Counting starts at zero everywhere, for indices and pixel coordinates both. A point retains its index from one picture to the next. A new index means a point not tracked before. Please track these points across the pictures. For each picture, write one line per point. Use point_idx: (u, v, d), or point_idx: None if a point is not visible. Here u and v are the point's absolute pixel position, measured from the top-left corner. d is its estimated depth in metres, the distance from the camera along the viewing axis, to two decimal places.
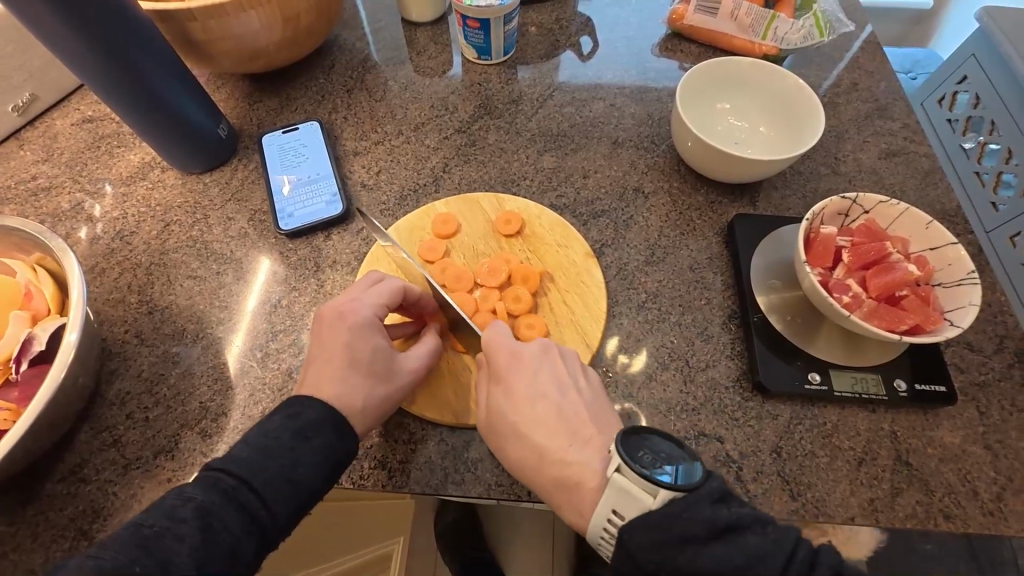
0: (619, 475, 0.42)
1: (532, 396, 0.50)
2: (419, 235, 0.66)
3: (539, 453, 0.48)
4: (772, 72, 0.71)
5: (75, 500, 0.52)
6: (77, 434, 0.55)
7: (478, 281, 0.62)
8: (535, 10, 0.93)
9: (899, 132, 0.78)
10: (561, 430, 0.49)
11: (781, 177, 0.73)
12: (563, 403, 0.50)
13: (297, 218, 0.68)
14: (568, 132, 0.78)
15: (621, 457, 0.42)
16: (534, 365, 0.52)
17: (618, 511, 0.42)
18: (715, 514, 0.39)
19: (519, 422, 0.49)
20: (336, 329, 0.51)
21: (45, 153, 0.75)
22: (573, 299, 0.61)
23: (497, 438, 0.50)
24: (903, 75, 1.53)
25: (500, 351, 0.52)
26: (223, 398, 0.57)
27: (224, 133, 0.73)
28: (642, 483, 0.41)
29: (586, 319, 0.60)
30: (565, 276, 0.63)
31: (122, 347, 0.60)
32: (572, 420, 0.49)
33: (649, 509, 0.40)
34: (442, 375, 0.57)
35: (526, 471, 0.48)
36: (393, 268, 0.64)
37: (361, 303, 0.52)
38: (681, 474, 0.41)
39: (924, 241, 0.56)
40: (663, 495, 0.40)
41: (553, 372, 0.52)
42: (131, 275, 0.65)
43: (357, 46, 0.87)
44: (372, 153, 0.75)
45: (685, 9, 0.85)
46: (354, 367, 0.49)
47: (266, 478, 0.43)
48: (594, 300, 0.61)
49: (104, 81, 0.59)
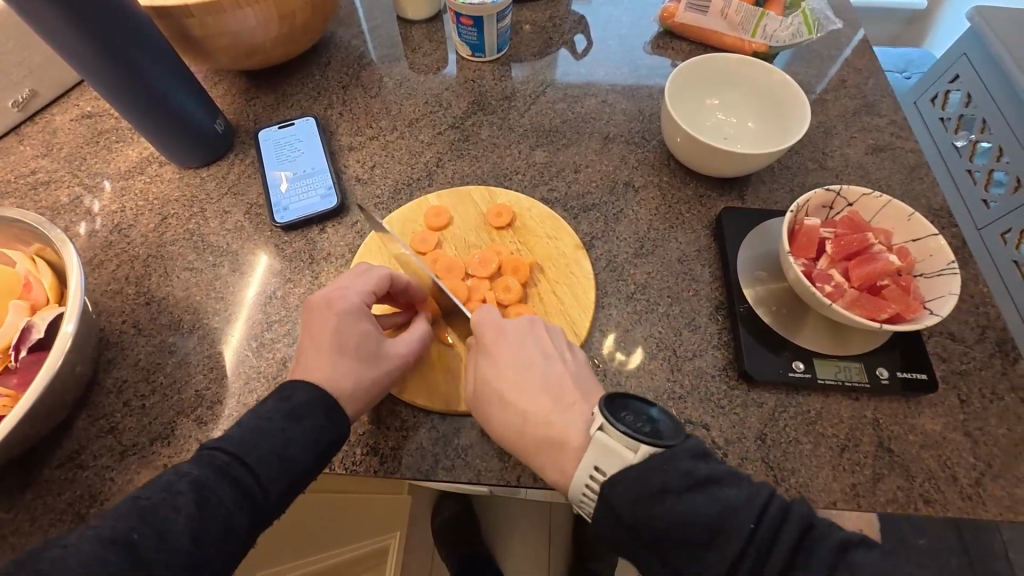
0: (602, 433, 0.44)
1: (518, 366, 0.51)
2: (410, 227, 0.67)
3: (523, 418, 0.49)
4: (760, 68, 0.72)
5: (73, 485, 0.53)
6: (76, 421, 0.56)
7: (469, 272, 0.63)
8: (529, 9, 0.94)
9: (885, 128, 0.79)
10: (545, 396, 0.50)
11: (769, 172, 0.74)
12: (549, 373, 0.51)
13: (293, 211, 0.69)
14: (560, 128, 0.79)
15: (604, 417, 0.44)
16: (520, 338, 0.53)
17: (600, 467, 0.44)
18: (693, 468, 0.41)
19: (504, 389, 0.51)
20: (325, 317, 0.52)
21: (44, 148, 0.76)
22: (562, 290, 0.63)
23: (483, 404, 0.51)
24: (897, 75, 1.55)
25: (485, 323, 0.54)
26: (218, 387, 0.58)
27: (222, 128, 0.74)
28: (625, 439, 0.43)
29: (574, 309, 0.61)
30: (554, 267, 0.64)
31: (120, 336, 0.61)
32: (557, 388, 0.51)
33: (630, 463, 0.42)
34: (433, 363, 0.58)
35: (511, 437, 0.49)
36: (385, 259, 0.65)
37: (350, 290, 0.54)
38: (660, 432, 0.43)
39: (905, 233, 0.57)
40: (643, 449, 0.42)
41: (539, 343, 0.53)
42: (129, 267, 0.66)
43: (353, 44, 0.88)
44: (367, 148, 0.77)
45: (676, 7, 0.86)
46: (343, 352, 0.50)
47: (259, 455, 0.44)
48: (583, 291, 0.63)
49: (104, 78, 0.60)
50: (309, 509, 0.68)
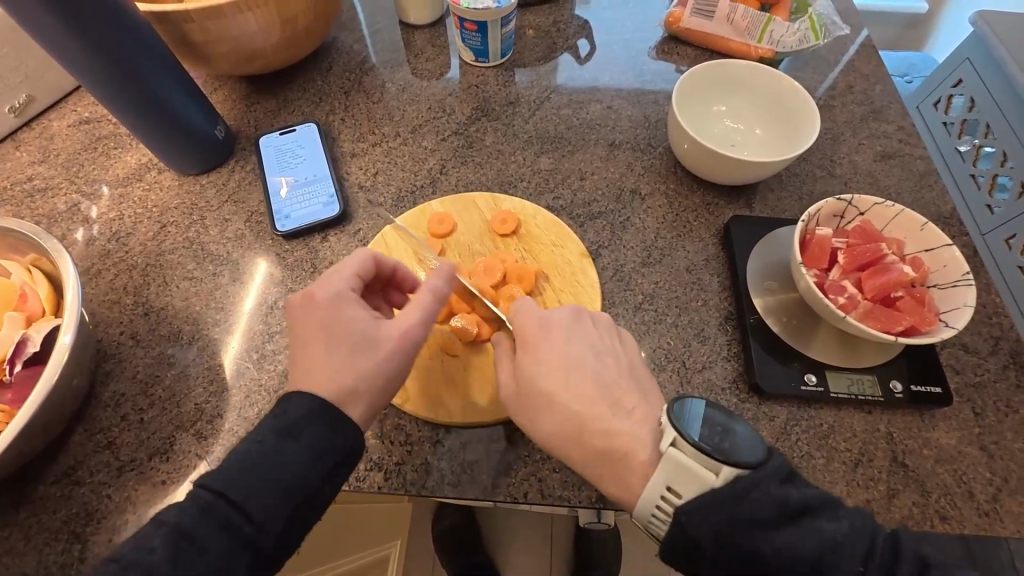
0: (675, 449, 0.41)
1: (565, 361, 0.50)
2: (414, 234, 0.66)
3: (572, 419, 0.47)
4: (768, 74, 0.71)
5: (68, 503, 0.51)
6: (72, 436, 0.55)
7: (473, 280, 0.62)
8: (532, 13, 0.94)
9: (894, 134, 0.78)
10: (598, 397, 0.48)
11: (777, 179, 0.73)
12: (601, 372, 0.50)
13: (294, 219, 0.68)
14: (565, 134, 0.78)
15: (677, 431, 0.42)
16: (569, 334, 0.51)
17: (672, 488, 0.41)
18: (785, 494, 0.40)
19: (552, 388, 0.48)
20: (310, 309, 0.50)
21: (41, 154, 0.75)
22: (568, 299, 0.61)
23: (531, 408, 0.49)
24: (898, 78, 1.54)
25: (531, 314, 0.52)
26: (218, 400, 0.57)
27: (221, 134, 0.73)
28: (704, 459, 0.41)
29: None
30: (559, 275, 0.63)
31: (118, 348, 0.60)
32: (612, 390, 0.49)
33: (711, 487, 0.40)
34: (435, 373, 0.57)
35: (563, 442, 0.47)
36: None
37: (338, 275, 0.52)
38: (742, 451, 0.41)
39: (917, 243, 0.56)
40: (725, 472, 0.40)
41: (590, 339, 0.52)
42: (127, 277, 0.65)
43: (355, 48, 0.87)
44: (369, 155, 0.75)
45: (681, 12, 0.85)
46: (333, 340, 0.48)
47: (261, 475, 0.42)
48: (589, 300, 0.61)
49: (101, 81, 0.58)
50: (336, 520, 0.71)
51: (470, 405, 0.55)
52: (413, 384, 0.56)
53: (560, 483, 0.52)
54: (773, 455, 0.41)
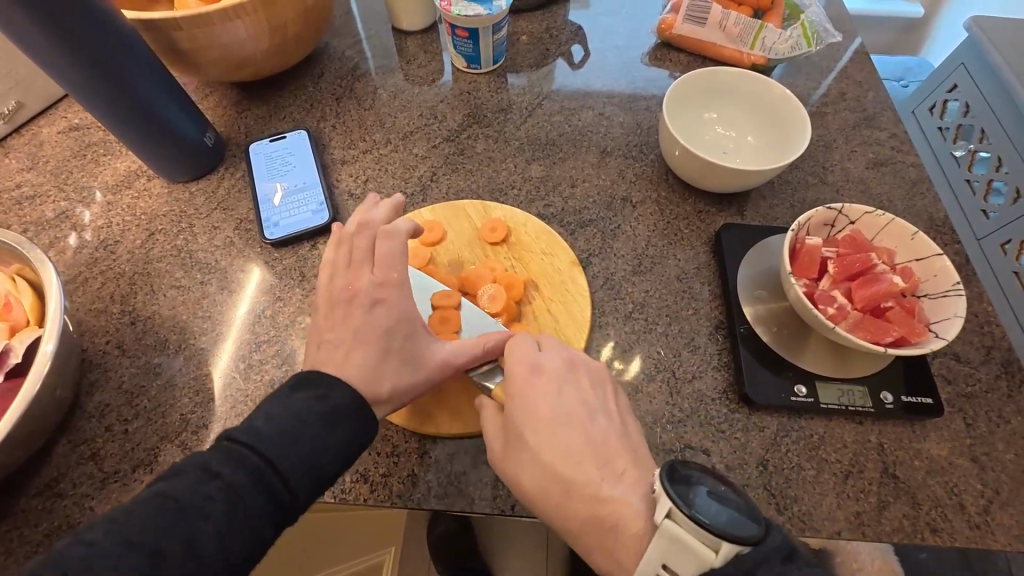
0: (670, 521, 0.40)
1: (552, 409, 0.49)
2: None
3: (553, 468, 0.47)
4: (760, 81, 0.70)
5: (50, 516, 0.51)
6: (55, 447, 0.54)
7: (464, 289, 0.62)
8: (525, 20, 0.93)
9: (886, 141, 0.78)
10: (582, 449, 0.48)
11: (769, 187, 0.73)
12: (591, 430, 0.49)
13: (283, 227, 0.67)
14: (557, 141, 0.78)
15: (671, 502, 0.40)
16: (559, 380, 0.51)
17: (668, 564, 0.40)
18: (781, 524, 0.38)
19: (539, 446, 0.48)
20: (370, 316, 0.50)
21: (30, 161, 0.75)
22: (558, 308, 0.61)
23: (516, 466, 0.48)
24: (893, 83, 1.54)
25: (523, 357, 0.52)
26: (204, 410, 0.56)
27: (211, 142, 0.72)
28: (701, 535, 0.38)
29: (569, 328, 0.60)
30: (549, 283, 0.63)
31: (104, 357, 0.59)
32: (603, 449, 0.48)
33: (710, 566, 0.37)
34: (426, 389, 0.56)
35: (549, 504, 0.47)
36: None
37: (402, 290, 0.53)
38: (742, 525, 0.38)
39: (908, 252, 0.56)
40: (725, 550, 0.37)
41: (580, 386, 0.52)
42: (114, 285, 0.65)
43: (347, 55, 0.87)
44: (360, 162, 0.75)
45: (674, 18, 0.85)
46: (387, 356, 0.49)
47: (286, 468, 0.40)
48: (579, 310, 0.61)
49: (87, 89, 0.58)
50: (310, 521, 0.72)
51: (459, 419, 0.54)
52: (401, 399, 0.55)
53: None
54: (773, 531, 0.38)
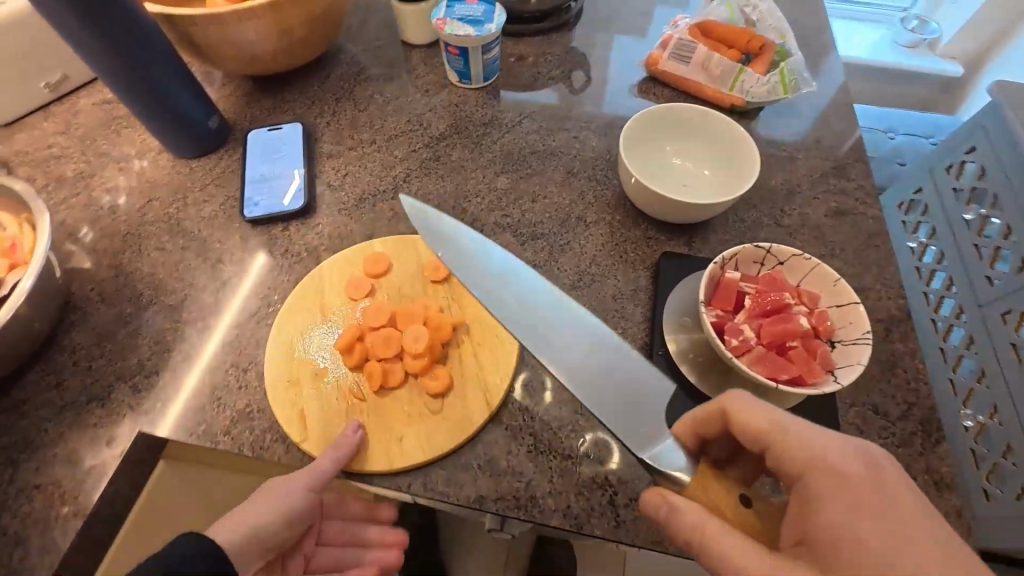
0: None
1: (854, 516, 0.39)
2: (350, 273, 0.68)
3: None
4: (722, 121, 0.73)
5: (12, 431, 0.58)
6: (29, 372, 0.62)
7: (394, 322, 0.63)
8: (524, 43, 0.99)
9: (851, 192, 0.79)
10: (841, 495, 0.40)
11: (723, 223, 0.75)
12: (846, 473, 0.41)
13: (261, 208, 0.74)
14: (528, 157, 0.83)
15: None
16: (870, 491, 0.40)
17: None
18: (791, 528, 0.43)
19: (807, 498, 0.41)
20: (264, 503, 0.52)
21: (64, 126, 0.85)
22: (484, 351, 0.62)
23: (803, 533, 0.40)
24: (924, 142, 1.48)
25: (812, 442, 0.43)
26: (159, 359, 0.63)
27: (215, 125, 0.81)
28: None
29: (492, 372, 0.60)
30: (480, 326, 0.64)
31: (85, 302, 0.67)
32: (861, 498, 0.40)
33: None
34: (341, 416, 0.58)
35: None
36: (318, 306, 0.65)
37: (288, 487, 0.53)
38: None
39: (830, 298, 0.57)
40: None
41: (908, 492, 0.40)
42: (108, 241, 0.73)
43: (354, 60, 0.95)
44: (344, 158, 0.82)
45: (660, 54, 0.89)
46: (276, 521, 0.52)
47: None
48: (505, 355, 0.62)
49: (108, 70, 0.66)
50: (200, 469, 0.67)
51: (365, 453, 0.56)
52: (316, 425, 0.57)
53: (443, 479, 0.56)
54: None
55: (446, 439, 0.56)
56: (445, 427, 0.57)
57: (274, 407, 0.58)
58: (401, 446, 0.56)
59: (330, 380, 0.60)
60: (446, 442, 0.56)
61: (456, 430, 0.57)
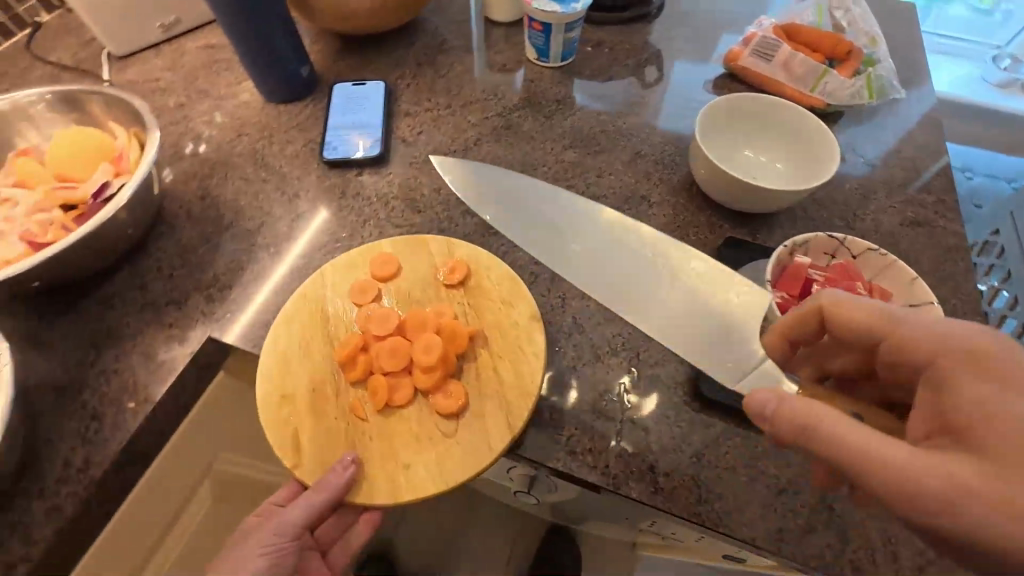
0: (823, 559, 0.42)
1: (995, 384, 0.39)
2: (354, 274, 0.65)
3: (978, 462, 0.37)
4: (801, 115, 0.72)
5: (99, 320, 0.63)
6: (119, 271, 0.67)
7: (401, 330, 0.60)
8: (604, 30, 1.00)
9: (931, 206, 0.76)
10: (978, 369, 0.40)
11: (791, 218, 0.73)
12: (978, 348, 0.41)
13: (340, 152, 0.78)
14: (597, 136, 0.84)
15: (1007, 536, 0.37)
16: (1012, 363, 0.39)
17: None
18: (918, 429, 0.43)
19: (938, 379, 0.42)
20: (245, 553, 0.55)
21: (171, 64, 0.92)
22: (504, 366, 0.58)
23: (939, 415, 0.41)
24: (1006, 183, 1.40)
25: (929, 325, 0.44)
26: (233, 275, 0.67)
27: (306, 74, 0.86)
28: None
29: (515, 396, 0.56)
30: (499, 338, 0.60)
31: (174, 217, 0.72)
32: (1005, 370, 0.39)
33: None
34: (341, 437, 0.55)
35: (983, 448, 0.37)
36: (318, 311, 0.62)
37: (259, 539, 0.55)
38: None
39: (904, 297, 0.55)
40: None
41: None
42: (199, 168, 0.78)
43: (439, 31, 0.99)
44: (421, 117, 0.85)
45: (741, 51, 0.88)
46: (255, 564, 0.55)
47: None
48: (527, 372, 0.57)
49: (224, 9, 0.72)
50: (244, 392, 0.74)
51: (366, 481, 0.53)
52: (309, 448, 0.55)
53: None
54: None
55: (460, 467, 0.53)
56: (458, 453, 0.53)
57: (266, 424, 0.56)
58: (409, 475, 0.53)
59: (329, 396, 0.57)
60: (457, 472, 0.52)
61: (469, 456, 0.53)
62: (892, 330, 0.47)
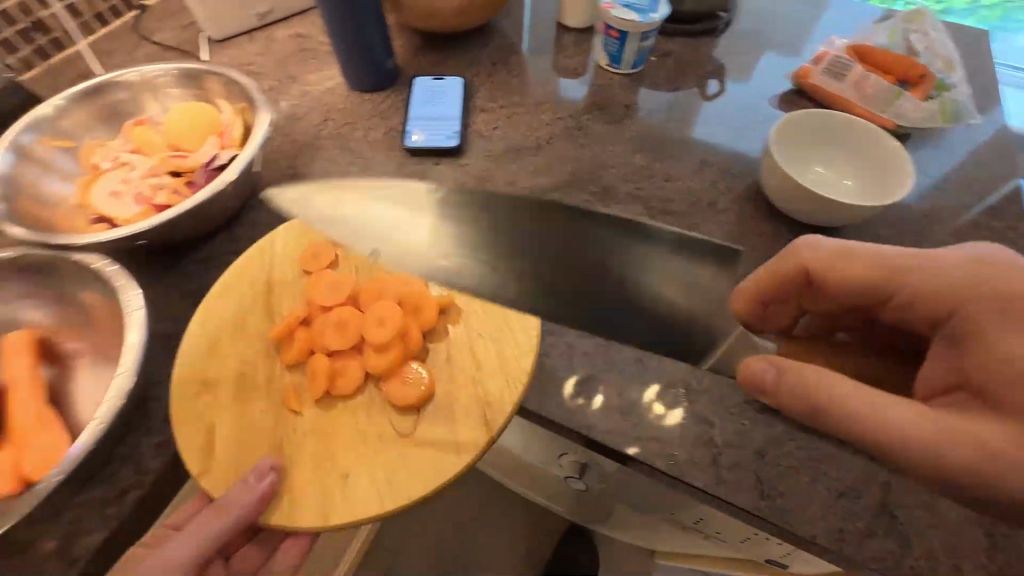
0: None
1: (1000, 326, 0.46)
2: (307, 239, 0.68)
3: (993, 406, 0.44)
4: (872, 132, 0.73)
5: (199, 279, 0.68)
6: (217, 236, 0.72)
7: (346, 305, 0.62)
8: (673, 41, 1.03)
9: (1002, 232, 0.76)
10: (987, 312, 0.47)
11: (858, 234, 0.74)
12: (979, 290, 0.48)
13: (420, 141, 0.82)
14: (664, 142, 0.86)
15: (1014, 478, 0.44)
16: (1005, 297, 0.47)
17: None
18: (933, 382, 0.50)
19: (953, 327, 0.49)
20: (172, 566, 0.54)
21: (263, 50, 0.99)
22: (485, 350, 0.61)
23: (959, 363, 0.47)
24: None
25: (928, 273, 0.51)
26: None
27: (390, 66, 0.91)
28: None
29: (489, 387, 0.59)
30: (476, 314, 0.63)
31: (266, 191, 0.78)
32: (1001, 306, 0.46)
33: None
34: (270, 431, 0.58)
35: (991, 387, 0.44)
36: (265, 290, 0.65)
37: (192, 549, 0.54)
38: None
39: None
40: None
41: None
42: (288, 147, 0.83)
43: (514, 33, 1.03)
44: (495, 113, 0.89)
45: (811, 69, 0.90)
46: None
47: None
48: (513, 356, 0.60)
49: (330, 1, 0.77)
50: None
51: (286, 494, 0.54)
52: (224, 450, 0.56)
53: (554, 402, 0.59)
54: None
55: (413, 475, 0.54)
56: (415, 455, 0.56)
57: (178, 420, 0.57)
58: (345, 484, 0.54)
59: (262, 382, 0.60)
60: (401, 481, 0.54)
61: (422, 458, 0.55)
62: (897, 280, 0.53)
